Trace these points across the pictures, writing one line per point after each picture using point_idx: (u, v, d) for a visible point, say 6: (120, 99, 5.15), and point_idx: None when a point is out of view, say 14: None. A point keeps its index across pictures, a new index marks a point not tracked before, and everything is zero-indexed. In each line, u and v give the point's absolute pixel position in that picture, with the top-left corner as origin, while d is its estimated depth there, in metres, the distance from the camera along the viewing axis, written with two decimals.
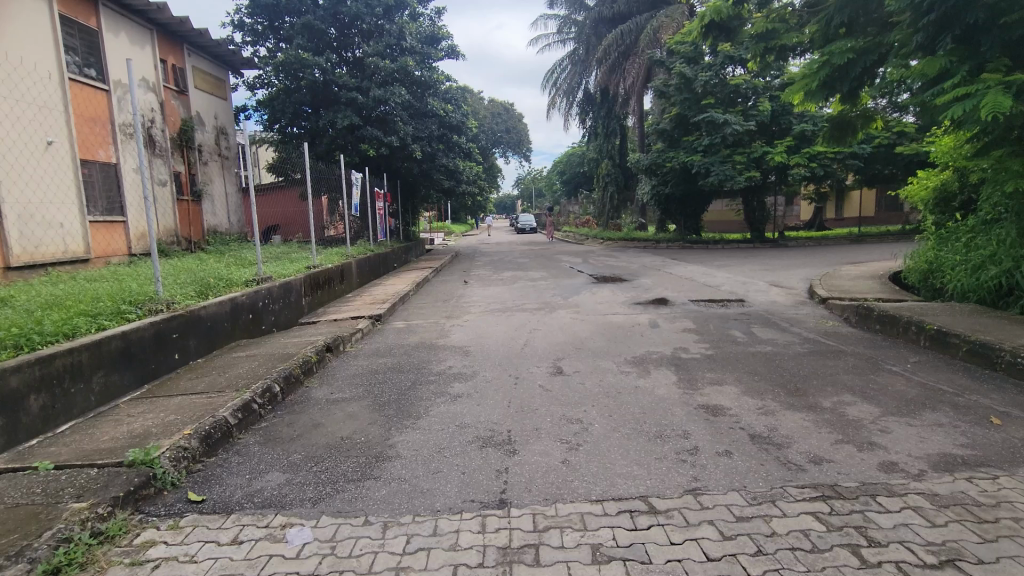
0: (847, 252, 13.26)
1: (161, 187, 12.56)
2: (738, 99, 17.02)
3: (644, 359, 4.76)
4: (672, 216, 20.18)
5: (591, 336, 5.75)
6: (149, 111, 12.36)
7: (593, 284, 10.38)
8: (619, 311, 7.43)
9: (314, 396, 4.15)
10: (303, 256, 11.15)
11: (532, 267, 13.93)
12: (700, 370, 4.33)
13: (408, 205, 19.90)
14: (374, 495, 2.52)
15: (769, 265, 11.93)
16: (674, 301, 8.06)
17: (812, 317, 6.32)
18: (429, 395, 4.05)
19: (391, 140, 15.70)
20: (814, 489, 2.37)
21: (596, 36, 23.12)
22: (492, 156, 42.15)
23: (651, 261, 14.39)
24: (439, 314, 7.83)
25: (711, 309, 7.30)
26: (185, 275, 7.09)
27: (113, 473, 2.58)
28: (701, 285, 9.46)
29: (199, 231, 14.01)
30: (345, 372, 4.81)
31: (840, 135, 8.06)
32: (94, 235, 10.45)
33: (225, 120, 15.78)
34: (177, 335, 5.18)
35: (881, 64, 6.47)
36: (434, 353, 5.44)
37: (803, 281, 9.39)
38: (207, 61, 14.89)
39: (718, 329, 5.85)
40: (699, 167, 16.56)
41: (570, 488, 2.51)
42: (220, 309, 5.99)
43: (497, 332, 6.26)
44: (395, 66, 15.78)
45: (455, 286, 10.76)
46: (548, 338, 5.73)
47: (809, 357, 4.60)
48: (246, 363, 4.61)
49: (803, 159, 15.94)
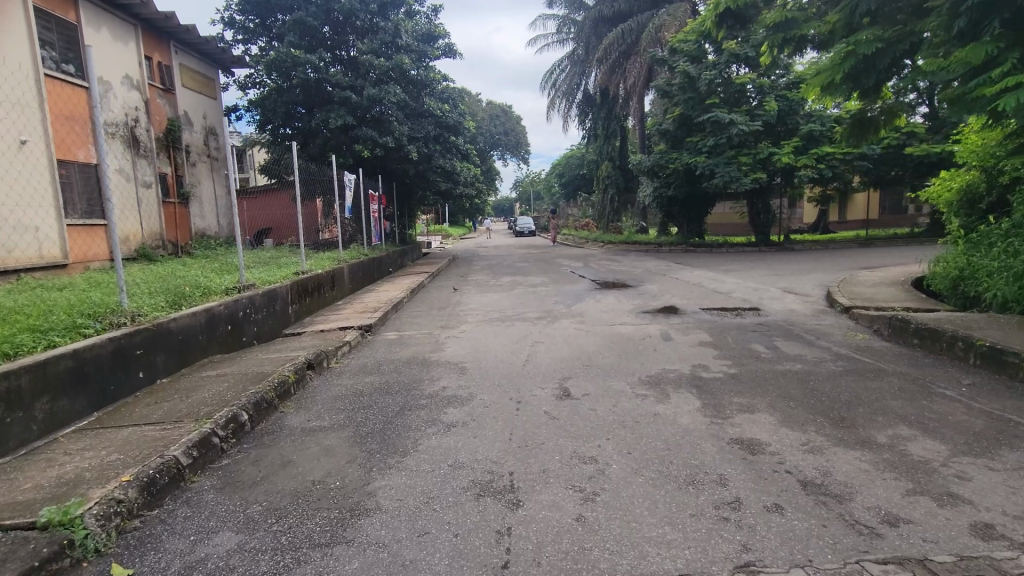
0: (859, 257, 12.79)
1: (146, 189, 12.04)
2: (743, 99, 16.54)
3: (661, 379, 4.27)
4: (675, 219, 19.72)
5: (599, 350, 5.26)
6: (133, 109, 11.84)
7: (596, 290, 9.89)
8: (627, 321, 6.93)
9: (288, 425, 3.64)
10: (291, 261, 10.61)
11: (532, 272, 13.45)
12: (726, 395, 3.83)
13: (405, 208, 19.40)
14: (344, 569, 2.03)
15: (779, 270, 11.44)
16: (685, 310, 7.56)
17: (839, 328, 5.83)
18: (419, 423, 3.54)
19: (386, 140, 15.21)
20: (900, 567, 1.89)
21: (596, 36, 22.69)
22: (490, 158, 41.69)
23: (655, 265, 13.89)
24: (434, 324, 7.32)
25: (725, 319, 6.81)
26: (158, 283, 6.56)
27: (19, 541, 2.07)
28: (711, 292, 8.96)
29: (186, 234, 13.50)
30: (327, 394, 4.31)
31: (861, 134, 7.59)
32: (72, 239, 9.95)
33: (214, 120, 15.28)
34: (142, 352, 4.66)
35: (910, 55, 6.01)
36: (427, 370, 4.94)
37: (819, 288, 8.90)
38: (195, 58, 14.41)
39: (737, 342, 5.36)
40: (702, 168, 16.10)
41: (590, 561, 2.01)
42: (193, 321, 5.48)
43: (496, 345, 5.76)
44: (390, 64, 15.29)
45: (451, 293, 10.26)
46: (552, 353, 5.23)
47: (846, 377, 4.12)
48: (215, 384, 4.10)
49: (811, 160, 15.44)
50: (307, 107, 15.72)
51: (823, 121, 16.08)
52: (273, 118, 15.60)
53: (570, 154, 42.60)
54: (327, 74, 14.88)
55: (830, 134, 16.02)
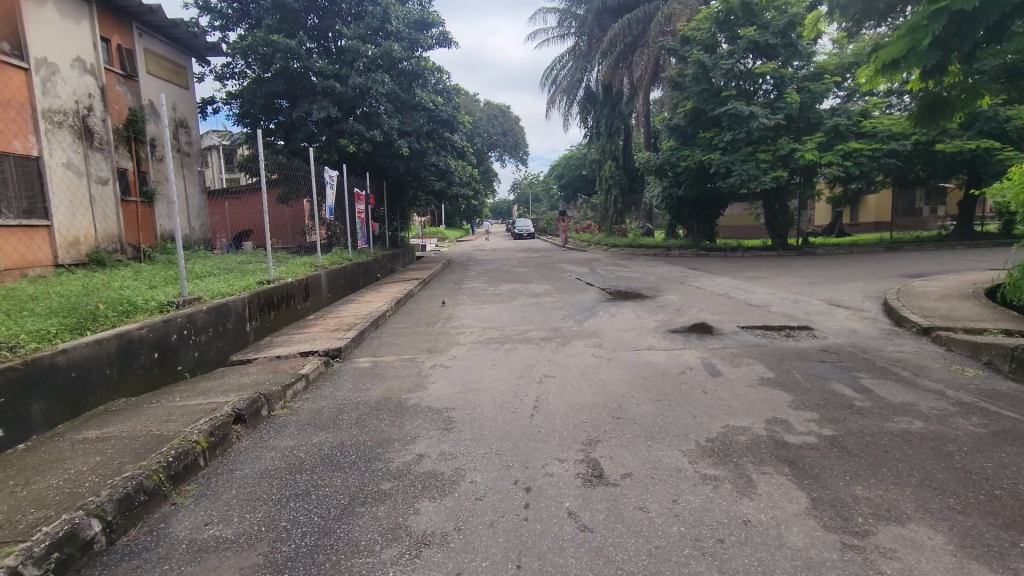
0: (895, 264, 11.51)
1: (101, 186, 10.74)
2: (762, 91, 15.20)
3: (729, 446, 2.98)
4: (685, 221, 18.43)
5: (629, 392, 3.96)
6: (87, 97, 10.54)
7: (608, 302, 8.60)
8: (654, 344, 5.64)
9: (170, 536, 2.35)
10: (260, 267, 9.30)
11: (534, 279, 12.16)
12: (840, 480, 2.56)
13: (396, 210, 18.07)
14: None
15: (812, 278, 10.17)
16: (721, 329, 6.26)
17: (932, 359, 4.57)
18: (372, 542, 2.23)
19: (374, 134, 13.88)
20: None
21: (599, 28, 21.48)
22: (487, 160, 40.39)
23: (669, 272, 12.58)
24: (418, 347, 6.03)
25: (775, 342, 5.54)
26: (73, 298, 5.26)
27: None
28: (745, 305, 7.67)
29: (151, 237, 12.25)
30: (249, 470, 3.00)
31: (932, 116, 6.49)
32: (6, 242, 8.68)
33: (186, 111, 13.97)
34: (6, 403, 3.36)
35: (1017, 16, 4.82)
36: (400, 422, 3.64)
37: (870, 300, 7.64)
38: (162, 43, 13.13)
39: (812, 381, 4.07)
40: (718, 166, 14.87)
41: None
42: (97, 353, 4.18)
43: (494, 381, 4.47)
44: (380, 51, 14.03)
45: (441, 305, 8.94)
46: (566, 395, 3.95)
47: (1004, 446, 2.84)
48: (80, 459, 2.79)
49: (837, 157, 14.11)
50: (289, 98, 14.47)
51: (849, 115, 14.77)
52: (252, 111, 14.32)
53: (570, 155, 41.36)
54: (310, 62, 13.61)
55: (857, 130, 14.71)
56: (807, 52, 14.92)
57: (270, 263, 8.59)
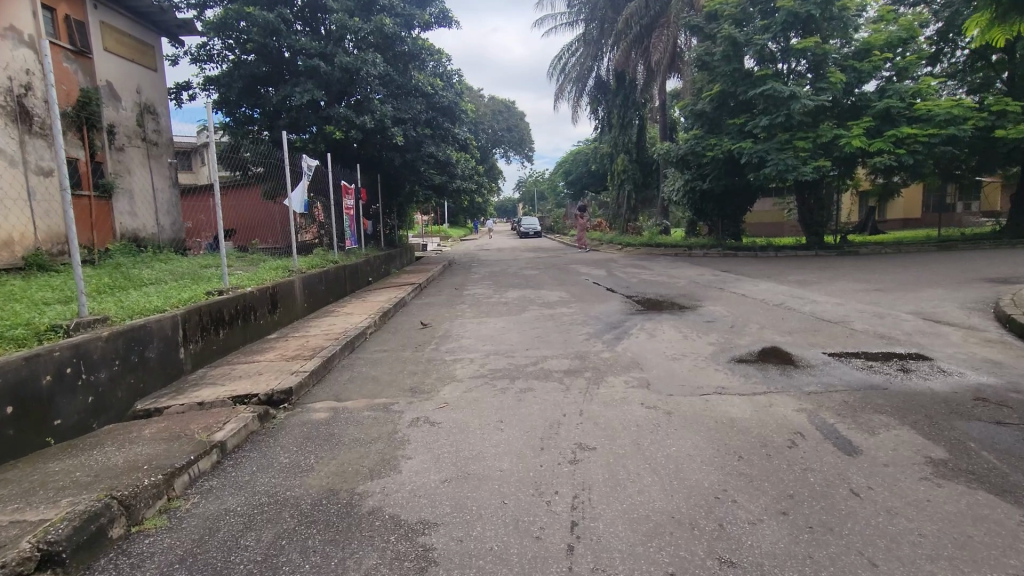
0: (966, 266, 9.87)
1: (43, 178, 9.21)
2: (801, 70, 13.55)
3: None
4: (707, 217, 16.83)
5: (729, 492, 2.38)
6: (25, 73, 9.00)
7: (640, 315, 6.98)
8: (723, 384, 4.08)
9: None
10: (219, 273, 7.74)
11: (546, 284, 10.60)
12: None
13: (393, 207, 16.50)
14: None
15: (880, 284, 8.53)
16: (805, 358, 4.70)
17: None
18: None
19: (364, 120, 12.29)
20: None
21: (612, 10, 19.79)
22: (490, 157, 38.84)
23: (702, 275, 10.99)
24: (398, 384, 4.46)
25: (896, 381, 3.97)
26: None
27: None
28: (817, 321, 6.11)
29: (107, 237, 10.49)
30: None
31: None
32: None
33: (154, 95, 12.42)
34: None
35: None
36: (343, 559, 2.07)
37: (977, 315, 6.03)
38: (125, 18, 11.63)
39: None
40: (750, 155, 13.25)
41: None
42: None
43: (502, 456, 2.91)
44: (369, 26, 12.40)
45: (438, 319, 7.37)
46: (623, 500, 2.37)
47: None
48: None
49: (887, 143, 12.48)
50: (272, 82, 12.96)
51: (901, 96, 13.03)
52: (229, 96, 12.79)
53: (576, 150, 39.77)
54: (292, 39, 12.07)
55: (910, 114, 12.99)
56: (851, 27, 13.29)
57: (226, 267, 7.04)
